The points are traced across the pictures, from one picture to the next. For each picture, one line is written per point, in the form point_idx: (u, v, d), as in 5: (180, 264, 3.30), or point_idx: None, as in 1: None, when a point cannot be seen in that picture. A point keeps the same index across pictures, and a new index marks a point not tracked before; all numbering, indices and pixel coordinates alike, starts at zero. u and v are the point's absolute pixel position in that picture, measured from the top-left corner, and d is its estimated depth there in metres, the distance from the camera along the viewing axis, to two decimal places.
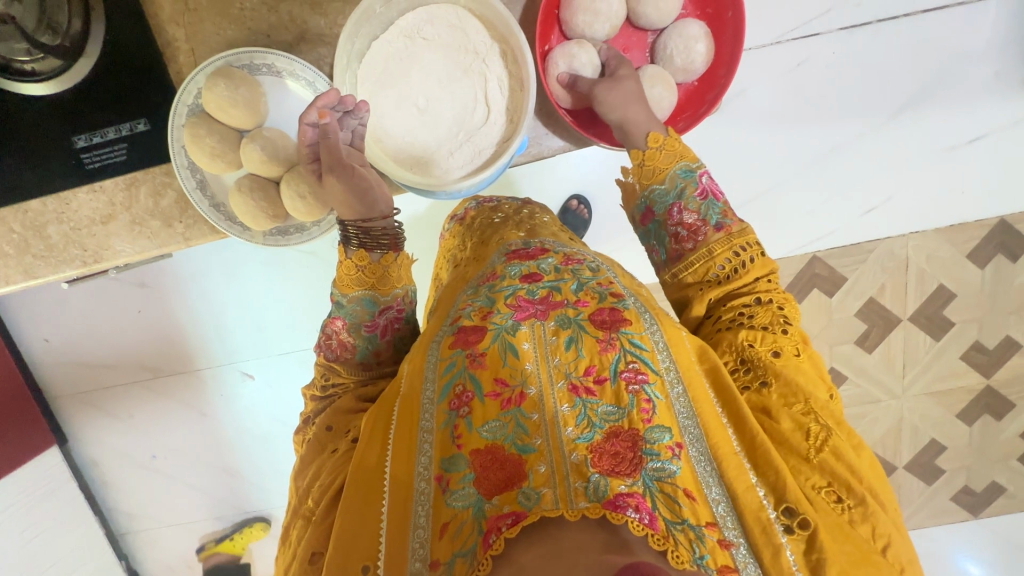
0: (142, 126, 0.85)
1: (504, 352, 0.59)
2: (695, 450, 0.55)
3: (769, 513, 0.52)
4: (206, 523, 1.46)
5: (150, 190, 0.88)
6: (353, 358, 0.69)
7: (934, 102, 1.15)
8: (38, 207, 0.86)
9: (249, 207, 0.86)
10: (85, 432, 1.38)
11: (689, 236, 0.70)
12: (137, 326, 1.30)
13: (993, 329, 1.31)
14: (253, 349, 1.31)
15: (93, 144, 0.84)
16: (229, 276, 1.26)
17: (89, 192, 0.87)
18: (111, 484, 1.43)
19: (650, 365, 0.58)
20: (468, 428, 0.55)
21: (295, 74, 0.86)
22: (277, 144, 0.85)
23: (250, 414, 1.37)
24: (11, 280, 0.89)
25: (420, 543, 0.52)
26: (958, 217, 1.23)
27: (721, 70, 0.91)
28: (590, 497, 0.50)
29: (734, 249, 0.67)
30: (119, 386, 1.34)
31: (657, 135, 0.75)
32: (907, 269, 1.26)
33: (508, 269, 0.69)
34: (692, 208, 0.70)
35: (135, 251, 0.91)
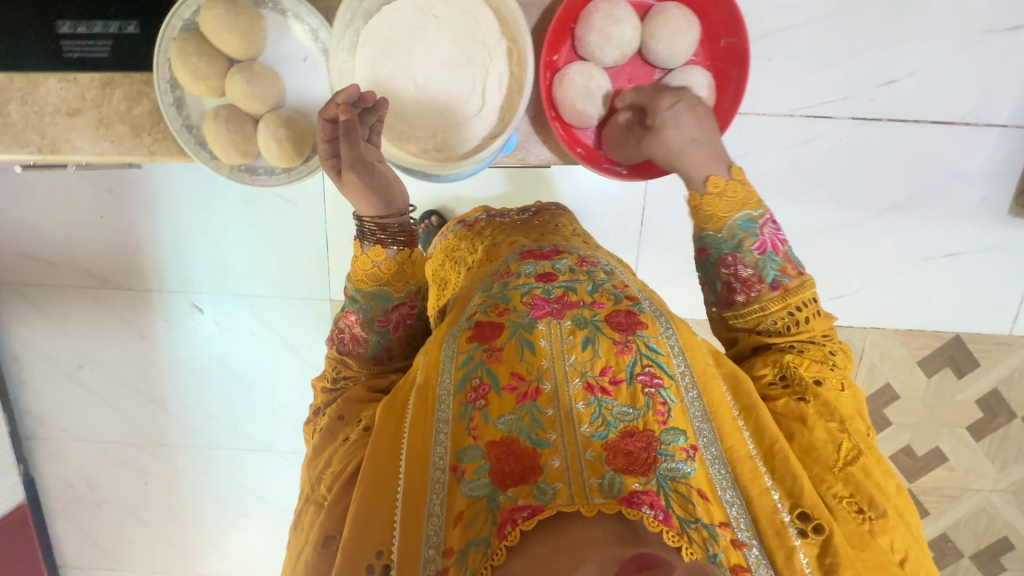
0: (131, 29, 0.82)
1: (521, 348, 0.60)
2: (711, 453, 0.56)
3: (784, 517, 0.53)
4: (119, 446, 1.42)
5: (126, 95, 0.84)
6: (364, 353, 0.69)
7: (921, 209, 1.19)
8: (6, 81, 0.83)
9: (221, 136, 0.81)
10: (15, 323, 1.33)
11: (742, 289, 0.64)
12: (93, 231, 1.25)
13: (925, 437, 1.35)
14: (209, 283, 1.28)
15: (75, 34, 0.81)
16: (202, 205, 1.23)
17: (62, 79, 0.83)
18: (31, 384, 1.38)
19: (666, 369, 0.59)
20: (484, 421, 0.56)
21: (301, 18, 0.83)
22: (270, 85, 0.82)
23: (189, 347, 1.33)
24: None
25: (434, 530, 0.52)
26: (917, 323, 1.27)
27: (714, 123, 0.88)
28: (605, 494, 0.51)
29: (791, 307, 0.63)
30: (60, 287, 1.29)
31: (718, 178, 0.67)
32: (859, 360, 1.30)
33: (522, 267, 0.72)
34: (749, 262, 0.64)
35: (96, 152, 0.85)
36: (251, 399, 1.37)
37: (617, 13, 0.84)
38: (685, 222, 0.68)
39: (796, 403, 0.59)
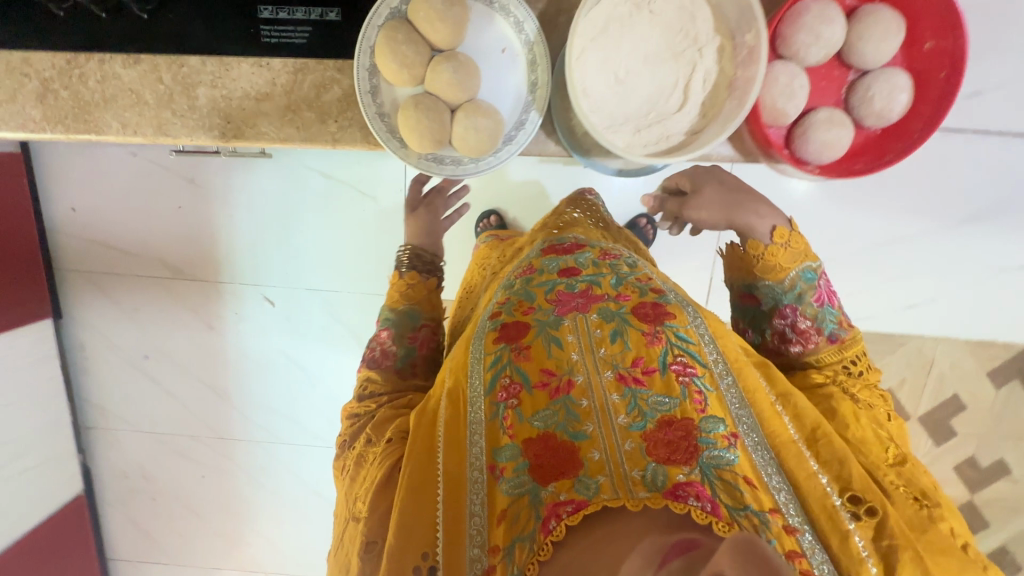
0: (333, 16, 0.63)
1: (549, 345, 0.60)
2: (752, 440, 0.55)
3: (835, 501, 0.52)
4: (180, 438, 1.41)
5: (316, 81, 0.64)
6: (392, 366, 0.73)
7: (998, 222, 1.19)
8: (196, 63, 0.64)
9: (419, 124, 0.63)
10: (83, 312, 1.33)
11: (799, 339, 0.68)
12: (171, 222, 1.25)
13: (990, 448, 1.36)
14: (283, 277, 1.28)
15: (276, 19, 0.63)
16: (280, 199, 1.23)
17: (254, 64, 0.64)
18: (95, 373, 1.37)
19: (697, 358, 0.58)
20: (519, 419, 0.55)
21: (506, 9, 0.65)
22: (473, 74, 0.65)
23: (257, 341, 1.33)
24: (139, 132, 0.65)
25: (478, 529, 0.52)
26: (989, 334, 1.27)
27: (917, 126, 0.71)
28: (649, 486, 0.49)
29: (847, 360, 0.66)
30: (132, 276, 1.29)
31: (783, 230, 0.69)
32: (929, 370, 1.30)
33: (545, 262, 0.71)
34: (808, 314, 0.67)
35: (280, 140, 0.66)
36: (317, 394, 1.36)
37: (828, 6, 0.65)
38: (733, 266, 0.73)
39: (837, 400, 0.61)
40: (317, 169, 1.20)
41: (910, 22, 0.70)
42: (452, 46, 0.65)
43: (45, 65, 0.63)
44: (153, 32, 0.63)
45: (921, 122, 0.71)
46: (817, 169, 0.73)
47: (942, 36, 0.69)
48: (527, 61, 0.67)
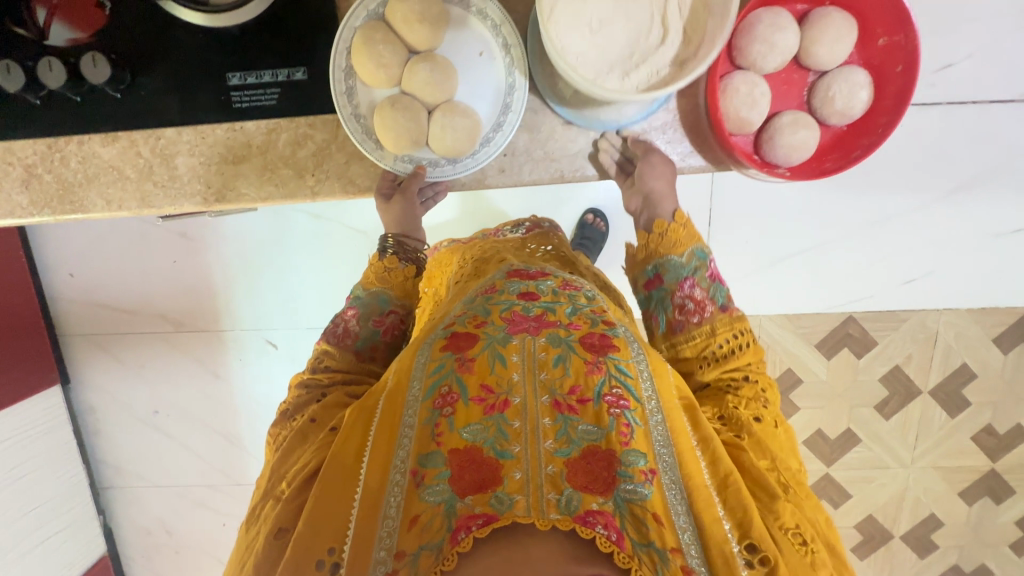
0: (300, 75, 0.64)
1: (493, 361, 0.58)
2: (669, 478, 0.53)
3: (733, 547, 0.51)
4: (197, 489, 1.41)
5: (291, 137, 0.66)
6: (350, 345, 0.68)
7: (985, 190, 1.19)
8: (173, 134, 0.66)
9: (394, 127, 0.64)
10: (90, 375, 1.34)
11: (695, 311, 0.68)
12: (167, 276, 1.27)
13: (1006, 415, 1.35)
14: (283, 319, 1.29)
15: (246, 83, 0.63)
16: (273, 242, 1.24)
17: (230, 129, 0.65)
18: (106, 433, 1.38)
19: (632, 392, 0.57)
20: (449, 428, 0.54)
21: (485, 14, 0.65)
22: (453, 76, 0.65)
23: (264, 384, 1.33)
24: (123, 207, 0.67)
25: (388, 533, 0.50)
26: (990, 301, 1.27)
27: (882, 118, 0.71)
28: (561, 510, 0.49)
29: (734, 331, 0.66)
30: (136, 334, 1.30)
31: (683, 212, 0.71)
32: (935, 343, 1.30)
33: (507, 284, 0.69)
34: (703, 285, 0.68)
35: (261, 199, 0.68)
36: None
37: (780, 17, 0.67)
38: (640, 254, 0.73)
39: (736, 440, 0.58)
40: (306, 211, 1.22)
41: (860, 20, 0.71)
42: (431, 47, 0.65)
43: (30, 152, 0.66)
44: (126, 108, 0.63)
45: (893, 110, 0.70)
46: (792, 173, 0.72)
47: (893, 31, 0.69)
48: (505, 64, 0.67)
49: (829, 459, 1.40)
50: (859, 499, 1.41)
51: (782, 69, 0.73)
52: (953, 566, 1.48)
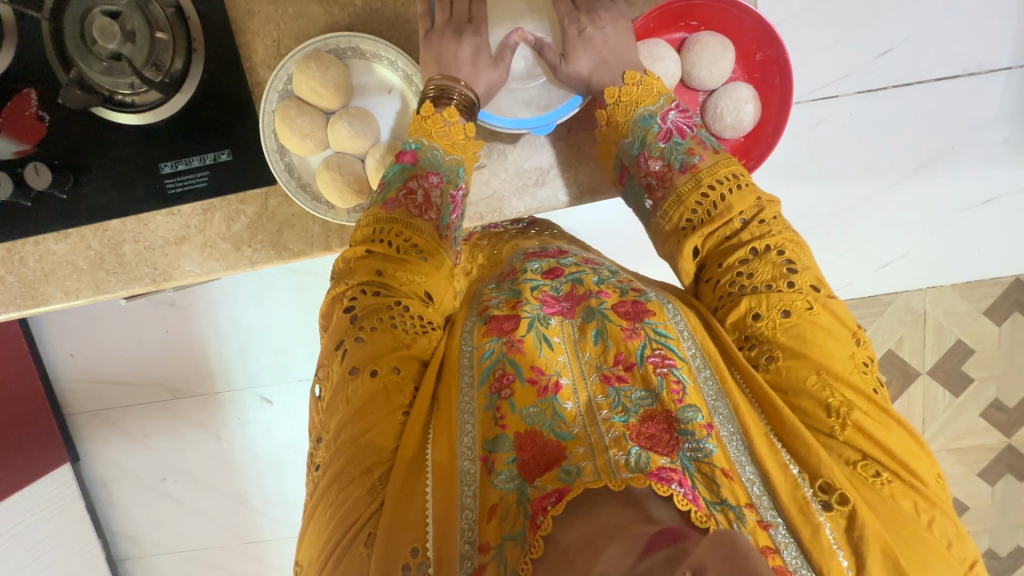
0: (225, 157, 0.69)
1: (539, 342, 0.56)
2: (728, 430, 0.51)
3: (805, 491, 0.49)
4: (211, 551, 1.43)
5: (224, 215, 0.71)
6: (434, 219, 0.65)
7: (948, 165, 1.19)
8: (117, 225, 0.71)
9: (338, 182, 0.67)
10: (98, 449, 1.38)
11: (659, 184, 0.67)
12: (161, 346, 1.32)
13: (1013, 387, 1.32)
14: (274, 375, 1.32)
15: (178, 171, 0.69)
16: (256, 302, 1.29)
17: (167, 213, 0.71)
18: (119, 505, 1.42)
19: (676, 351, 0.54)
20: (511, 409, 0.52)
21: (380, 58, 0.69)
22: (371, 121, 0.68)
23: (265, 440, 1.36)
24: (80, 295, 0.73)
25: (469, 524, 0.48)
26: (973, 275, 1.26)
27: (768, 130, 0.77)
28: (633, 469, 0.48)
29: (706, 187, 0.63)
30: (137, 405, 1.35)
31: (633, 73, 0.69)
32: (925, 322, 1.28)
33: (526, 266, 0.67)
34: (657, 154, 0.67)
35: (204, 272, 0.72)
36: None
37: (656, 50, 0.74)
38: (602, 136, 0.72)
39: (769, 364, 0.54)
40: (285, 267, 1.26)
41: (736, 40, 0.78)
42: (344, 104, 0.69)
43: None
44: (73, 208, 0.70)
45: (779, 121, 0.76)
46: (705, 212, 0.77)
47: (766, 46, 0.76)
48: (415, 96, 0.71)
49: None
50: None
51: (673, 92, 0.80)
52: (987, 551, 1.42)
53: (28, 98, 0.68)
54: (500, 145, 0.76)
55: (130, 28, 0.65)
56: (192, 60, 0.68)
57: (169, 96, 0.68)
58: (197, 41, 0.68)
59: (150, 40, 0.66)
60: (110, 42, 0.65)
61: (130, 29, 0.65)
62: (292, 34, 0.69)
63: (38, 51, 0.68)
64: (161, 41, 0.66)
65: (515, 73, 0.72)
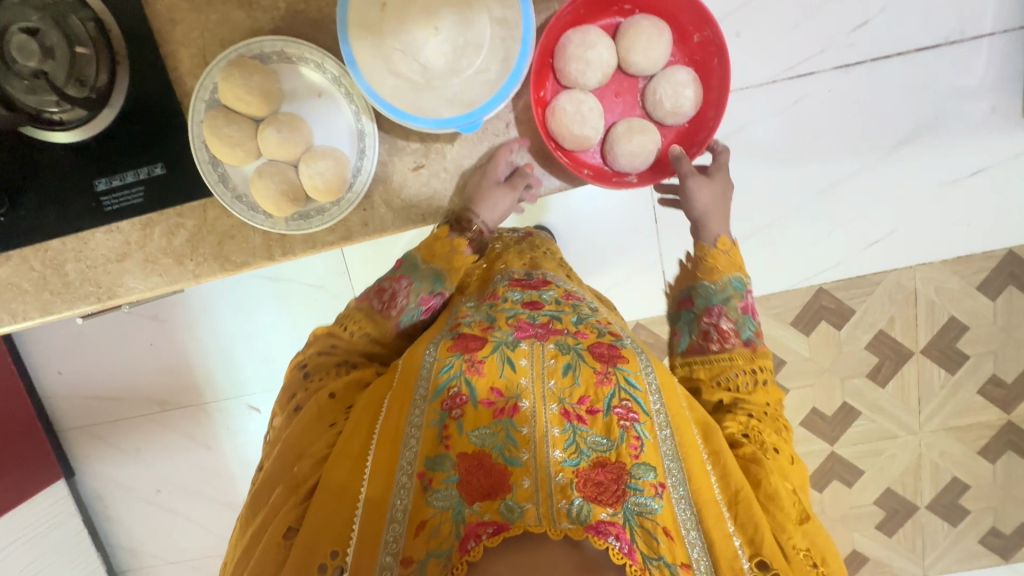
0: (159, 170, 0.69)
1: (502, 364, 0.56)
2: (678, 492, 0.51)
3: (743, 563, 0.49)
4: (208, 560, 1.44)
5: (163, 230, 0.70)
6: (393, 318, 0.68)
7: (932, 138, 1.16)
8: (58, 245, 0.70)
9: (271, 191, 0.66)
10: (91, 463, 1.40)
11: (719, 339, 0.65)
12: (146, 359, 1.32)
13: (1010, 362, 1.29)
14: (260, 383, 1.32)
15: (112, 187, 0.69)
16: (237, 311, 1.28)
17: (107, 231, 0.70)
18: (115, 518, 1.43)
19: (642, 405, 0.54)
20: (458, 431, 0.52)
21: (305, 59, 0.67)
22: (301, 126, 0.67)
23: (254, 448, 1.36)
24: (27, 317, 0.72)
25: (393, 537, 0.49)
26: (964, 249, 1.22)
27: (710, 113, 0.76)
28: (573, 519, 0.47)
29: (754, 368, 0.63)
30: (126, 418, 1.36)
31: (726, 239, 0.72)
32: (916, 300, 1.25)
33: (508, 292, 0.68)
34: (732, 316, 0.66)
35: (148, 288, 0.72)
36: None
37: (589, 36, 0.73)
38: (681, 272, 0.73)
39: (755, 456, 0.55)
40: (264, 275, 1.26)
41: (672, 21, 0.76)
42: (273, 110, 0.67)
43: None
44: (14, 230, 0.70)
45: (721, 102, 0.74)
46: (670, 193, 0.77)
47: (701, 25, 0.74)
48: (344, 96, 0.69)
49: (831, 436, 1.34)
50: (871, 474, 1.35)
51: (613, 80, 0.80)
52: (991, 530, 1.39)
53: None
54: (437, 143, 0.71)
55: (49, 44, 0.63)
56: (116, 72, 0.67)
57: (96, 111, 0.67)
58: (122, 54, 0.67)
59: (70, 55, 0.63)
60: (30, 60, 0.62)
61: (49, 45, 0.62)
62: (219, 41, 0.68)
63: None
64: (82, 55, 0.64)
65: (436, 69, 0.66)
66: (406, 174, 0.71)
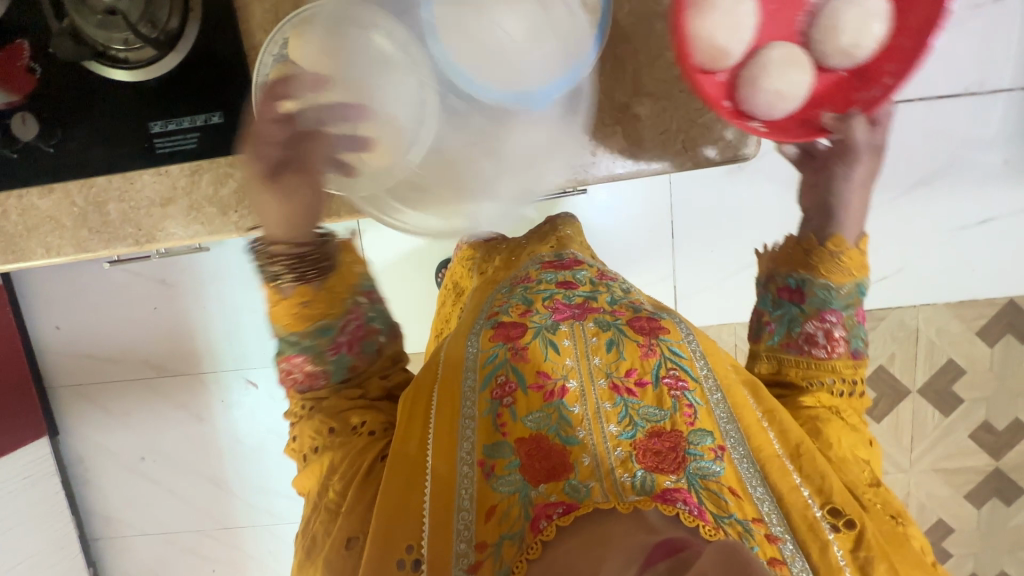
0: (217, 119, 0.70)
1: (546, 348, 0.58)
2: (739, 453, 0.53)
3: (815, 512, 0.51)
4: (185, 535, 1.41)
5: (212, 178, 0.71)
6: (324, 384, 0.56)
7: (946, 183, 1.19)
8: (104, 182, 0.71)
9: None
10: (77, 424, 1.37)
11: (826, 345, 0.60)
12: (148, 322, 1.31)
13: (1002, 410, 1.31)
14: (262, 358, 1.31)
15: (168, 131, 0.70)
16: (246, 282, 1.28)
17: (155, 173, 0.71)
18: (95, 482, 1.40)
19: (690, 372, 0.57)
20: (512, 417, 0.54)
21: None
22: None
23: (247, 423, 1.34)
24: (61, 253, 0.73)
25: (465, 526, 0.49)
26: (968, 294, 1.25)
27: (890, 66, 0.67)
28: (638, 491, 0.49)
29: (850, 379, 0.60)
30: (119, 380, 1.33)
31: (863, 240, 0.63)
32: (917, 340, 1.28)
33: (542, 275, 0.70)
34: (845, 325, 0.61)
35: (188, 236, 0.72)
36: None
37: None
38: (782, 257, 0.64)
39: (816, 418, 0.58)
40: None
41: None
42: None
43: None
44: (57, 164, 0.71)
45: (907, 52, 0.65)
46: (803, 150, 0.67)
47: None
48: None
49: None
50: None
51: None
52: None
53: (21, 48, 0.69)
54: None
55: None
56: (189, 20, 0.69)
57: (162, 53, 0.69)
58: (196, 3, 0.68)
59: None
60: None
61: None
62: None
63: (36, 12, 0.69)
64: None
65: None
66: None
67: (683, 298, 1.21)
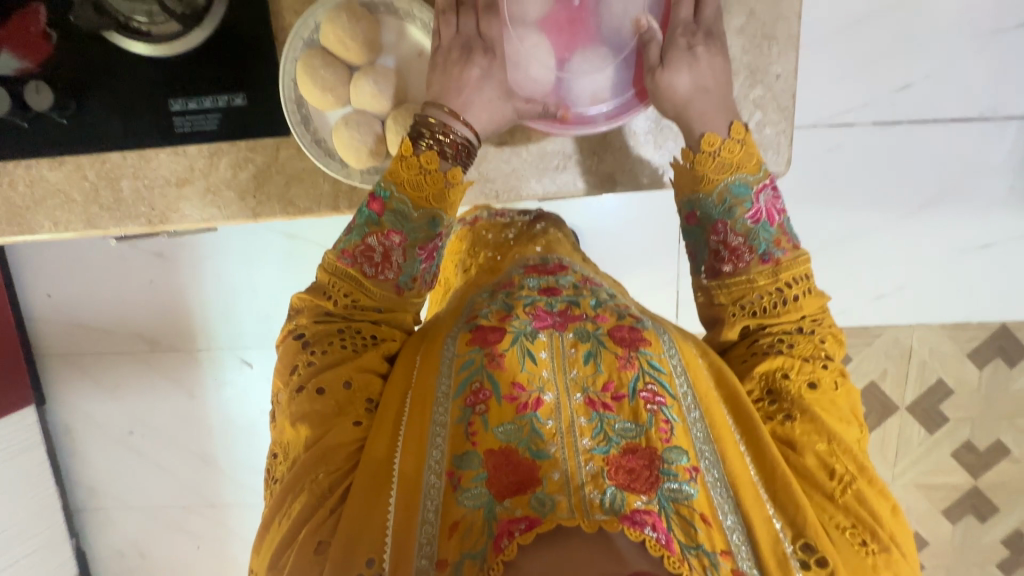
0: (239, 101, 0.70)
1: (523, 358, 0.56)
2: (713, 476, 0.52)
3: (786, 547, 0.50)
4: (170, 511, 1.40)
5: (231, 161, 0.71)
6: (392, 279, 0.60)
7: (952, 205, 1.20)
8: (118, 159, 0.71)
9: (355, 142, 0.66)
10: (64, 394, 1.34)
11: (731, 258, 0.62)
12: (142, 296, 1.28)
13: (986, 431, 1.34)
14: (258, 339, 1.29)
15: (188, 109, 0.69)
16: (246, 262, 1.25)
17: (173, 153, 0.71)
18: (79, 455, 1.38)
19: (668, 388, 0.54)
20: (483, 427, 0.53)
21: (413, 17, 0.67)
22: (396, 81, 0.67)
23: (239, 403, 1.33)
24: (70, 228, 0.73)
25: (427, 539, 0.49)
26: (962, 316, 1.27)
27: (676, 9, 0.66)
28: (606, 510, 0.49)
29: (780, 284, 0.60)
30: (110, 353, 1.31)
31: (713, 136, 0.63)
32: (910, 358, 1.30)
33: (524, 280, 0.65)
34: (739, 230, 0.61)
35: (202, 219, 0.73)
36: None
37: None
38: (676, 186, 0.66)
39: (782, 424, 0.55)
40: (281, 231, 1.23)
41: None
42: (370, 61, 0.67)
43: None
44: (74, 134, 0.70)
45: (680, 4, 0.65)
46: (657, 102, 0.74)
47: None
48: None
49: None
50: None
51: None
52: None
53: (37, 12, 0.68)
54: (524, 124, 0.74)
55: None
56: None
57: (189, 30, 0.67)
58: None
59: None
60: None
61: None
62: None
63: None
64: None
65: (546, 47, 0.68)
66: (487, 150, 0.75)
67: (684, 306, 1.22)
